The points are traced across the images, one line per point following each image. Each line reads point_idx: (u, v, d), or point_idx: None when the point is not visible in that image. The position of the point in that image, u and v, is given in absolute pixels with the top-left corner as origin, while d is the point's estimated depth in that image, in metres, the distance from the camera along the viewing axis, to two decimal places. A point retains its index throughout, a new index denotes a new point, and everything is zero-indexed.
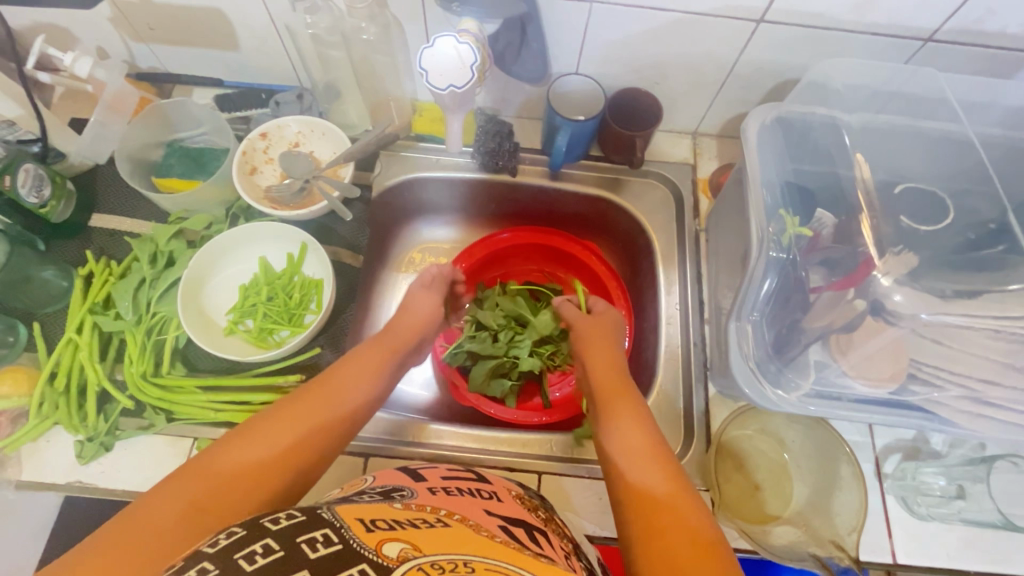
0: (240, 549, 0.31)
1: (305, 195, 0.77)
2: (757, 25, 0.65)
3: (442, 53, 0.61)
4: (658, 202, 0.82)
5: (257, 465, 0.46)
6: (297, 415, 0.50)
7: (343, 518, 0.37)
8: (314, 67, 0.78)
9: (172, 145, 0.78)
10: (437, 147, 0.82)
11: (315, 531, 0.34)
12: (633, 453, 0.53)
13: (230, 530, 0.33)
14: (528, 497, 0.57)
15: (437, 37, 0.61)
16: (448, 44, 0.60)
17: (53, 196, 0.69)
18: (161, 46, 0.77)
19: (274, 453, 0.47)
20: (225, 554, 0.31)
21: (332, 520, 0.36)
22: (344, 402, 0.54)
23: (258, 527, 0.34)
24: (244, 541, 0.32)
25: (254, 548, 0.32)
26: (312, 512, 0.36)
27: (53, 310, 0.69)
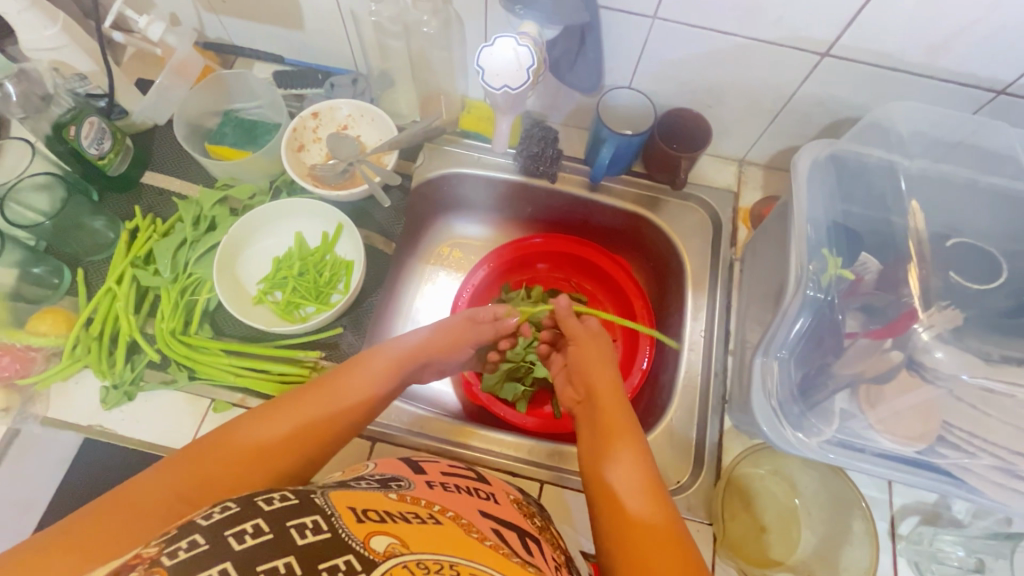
0: (231, 526, 0.32)
1: (347, 177, 0.78)
2: (821, 59, 0.64)
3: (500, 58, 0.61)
4: (694, 226, 0.82)
5: (240, 456, 0.45)
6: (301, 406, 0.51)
7: (334, 505, 0.37)
8: (372, 55, 0.80)
9: (227, 114, 0.81)
10: (481, 145, 0.83)
11: (306, 517, 0.34)
12: (627, 480, 0.48)
13: (224, 504, 0.34)
14: (525, 502, 0.56)
15: (496, 37, 0.61)
16: (508, 46, 0.61)
17: (110, 151, 0.72)
18: (229, 20, 0.79)
19: (249, 449, 0.46)
20: (215, 528, 0.32)
21: (323, 506, 0.36)
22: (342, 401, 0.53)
23: (251, 505, 0.34)
24: (237, 518, 0.33)
25: (244, 527, 0.32)
26: (306, 496, 0.37)
27: (97, 258, 0.72)
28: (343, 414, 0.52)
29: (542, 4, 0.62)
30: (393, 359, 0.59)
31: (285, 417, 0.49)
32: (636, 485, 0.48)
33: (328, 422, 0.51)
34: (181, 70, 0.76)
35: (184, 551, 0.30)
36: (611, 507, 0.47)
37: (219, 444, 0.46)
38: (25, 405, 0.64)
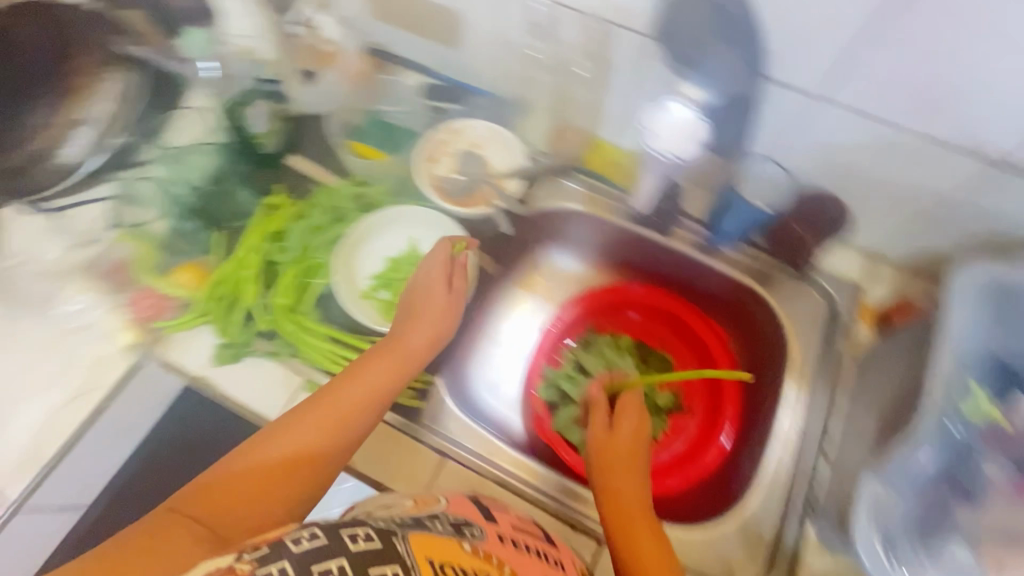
0: (319, 561, 0.41)
1: (468, 194, 0.82)
2: (995, 170, 0.60)
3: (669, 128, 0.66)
4: (807, 313, 0.78)
5: (280, 457, 0.51)
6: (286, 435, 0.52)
7: (414, 555, 0.44)
8: (516, 82, 0.83)
9: (372, 115, 0.86)
10: (602, 187, 0.84)
11: (390, 567, 0.42)
12: None
13: (312, 532, 0.43)
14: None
15: (677, 114, 0.65)
16: (689, 123, 0.65)
17: (269, 131, 0.81)
18: (388, 29, 0.83)
19: (286, 450, 0.51)
20: (306, 560, 0.41)
21: (404, 555, 0.44)
22: (331, 422, 0.54)
23: (339, 542, 0.43)
24: (328, 552, 0.42)
25: (330, 566, 0.41)
26: (388, 541, 0.45)
27: (234, 225, 0.78)
28: (330, 437, 0.53)
29: (712, 69, 0.60)
30: (408, 349, 0.63)
31: (284, 436, 0.52)
32: None
33: (314, 447, 0.52)
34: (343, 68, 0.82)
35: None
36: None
37: (257, 445, 0.51)
38: (151, 345, 0.70)
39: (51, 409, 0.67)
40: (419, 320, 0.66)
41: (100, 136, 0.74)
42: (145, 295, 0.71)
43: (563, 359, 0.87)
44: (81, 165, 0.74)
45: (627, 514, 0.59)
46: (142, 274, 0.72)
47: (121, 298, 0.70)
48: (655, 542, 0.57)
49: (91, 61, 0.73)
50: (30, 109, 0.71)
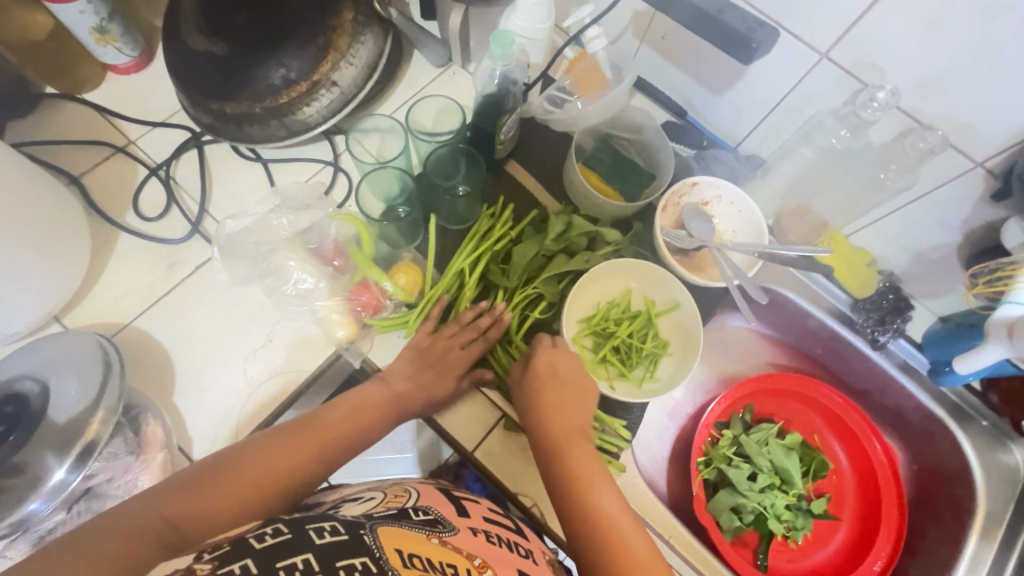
0: (283, 560, 0.41)
1: (692, 257, 0.77)
2: None
3: None
4: (1007, 470, 0.74)
5: (309, 444, 0.54)
6: (275, 453, 0.52)
7: (382, 546, 0.45)
8: (771, 148, 0.77)
9: (605, 140, 0.80)
10: (825, 281, 0.79)
11: (355, 559, 0.42)
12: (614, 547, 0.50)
13: (276, 530, 0.44)
14: (555, 566, 0.62)
15: None
16: None
17: (508, 139, 0.74)
18: (650, 54, 0.77)
19: (313, 446, 0.54)
20: (268, 560, 0.41)
21: (372, 546, 0.44)
22: (312, 445, 0.54)
23: (304, 537, 0.44)
24: (290, 550, 0.41)
25: (295, 561, 0.41)
26: (355, 534, 0.45)
27: (450, 228, 0.75)
28: (291, 450, 0.53)
29: None
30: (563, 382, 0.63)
31: (271, 454, 0.52)
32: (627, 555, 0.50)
33: (282, 452, 0.52)
34: (585, 82, 0.75)
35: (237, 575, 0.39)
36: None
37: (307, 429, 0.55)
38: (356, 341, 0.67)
39: (252, 382, 0.65)
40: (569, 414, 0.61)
41: (338, 102, 0.71)
42: (363, 288, 0.67)
43: (721, 433, 0.84)
44: (316, 126, 0.72)
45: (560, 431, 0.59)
46: (366, 267, 0.67)
47: (339, 286, 0.67)
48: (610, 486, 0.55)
49: (354, 21, 0.68)
50: (285, 59, 0.66)
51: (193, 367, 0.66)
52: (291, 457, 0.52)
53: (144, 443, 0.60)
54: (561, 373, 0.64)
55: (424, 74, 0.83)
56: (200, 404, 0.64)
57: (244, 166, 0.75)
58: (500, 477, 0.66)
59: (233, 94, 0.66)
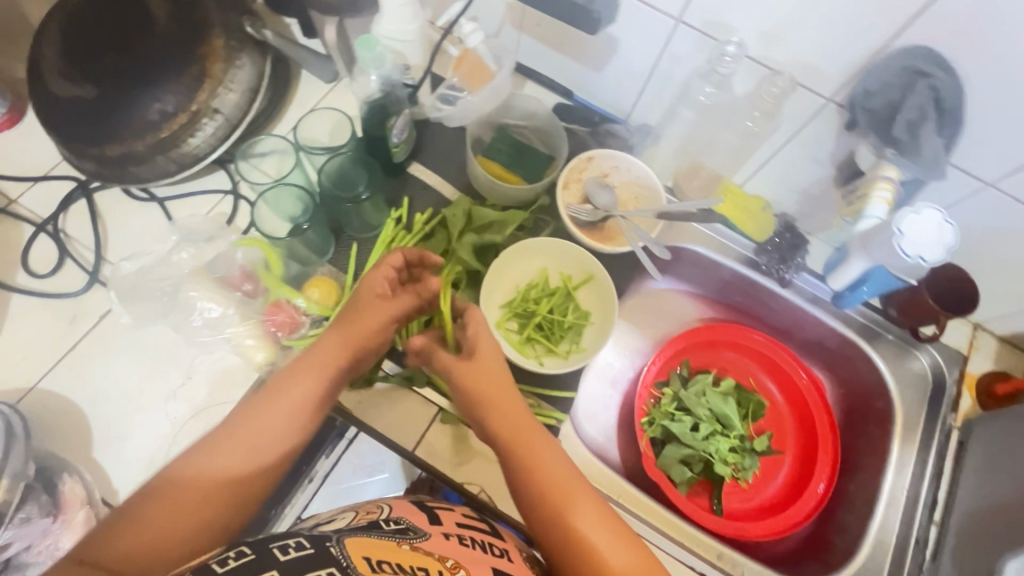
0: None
1: (600, 228, 0.81)
2: None
3: (929, 223, 0.61)
4: (915, 376, 0.81)
5: (242, 442, 0.51)
6: (210, 460, 0.49)
7: (348, 556, 0.45)
8: (657, 116, 0.81)
9: (501, 129, 0.82)
10: (727, 231, 0.84)
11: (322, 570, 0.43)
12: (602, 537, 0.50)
13: (239, 551, 0.44)
14: (536, 560, 0.58)
15: (923, 209, 0.62)
16: (936, 220, 0.62)
17: (404, 141, 0.74)
18: (530, 41, 0.80)
19: (251, 442, 0.51)
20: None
21: (339, 558, 0.45)
22: (248, 443, 0.51)
23: (267, 556, 0.43)
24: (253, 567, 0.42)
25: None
26: (321, 546, 0.46)
27: (362, 237, 0.75)
28: (225, 453, 0.50)
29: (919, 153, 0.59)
30: (504, 376, 0.61)
31: (204, 462, 0.49)
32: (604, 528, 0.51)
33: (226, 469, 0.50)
34: (472, 76, 0.78)
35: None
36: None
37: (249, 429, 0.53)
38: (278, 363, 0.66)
39: (175, 424, 0.64)
40: (518, 415, 0.58)
41: (226, 127, 0.71)
42: (276, 308, 0.65)
43: (663, 391, 0.87)
44: (207, 154, 0.71)
45: (513, 433, 0.57)
46: (277, 288, 0.66)
47: (252, 310, 0.66)
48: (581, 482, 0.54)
49: (226, 46, 0.68)
50: (160, 92, 0.65)
51: (109, 419, 0.63)
52: (227, 463, 0.50)
53: (61, 502, 0.58)
54: (494, 371, 0.60)
55: (315, 91, 0.83)
56: (122, 456, 0.62)
57: (138, 208, 0.73)
58: (444, 469, 0.66)
59: (109, 135, 0.65)
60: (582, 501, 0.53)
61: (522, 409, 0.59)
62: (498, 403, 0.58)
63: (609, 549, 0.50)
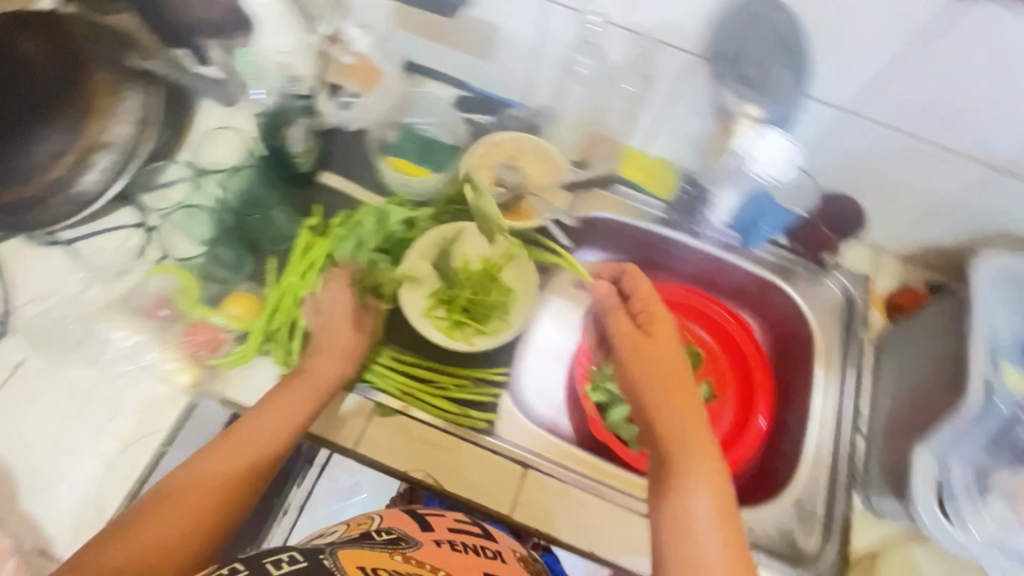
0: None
1: (515, 208, 0.82)
2: (998, 173, 0.69)
3: (773, 143, 0.72)
4: (829, 303, 0.85)
5: (231, 454, 0.56)
6: (204, 474, 0.54)
7: (343, 565, 0.45)
8: (552, 95, 0.85)
9: (404, 128, 0.84)
10: (636, 194, 0.87)
11: None
12: (698, 514, 0.51)
13: (234, 565, 0.42)
14: (527, 561, 0.64)
15: (764, 129, 0.71)
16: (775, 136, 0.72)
17: (305, 150, 0.77)
18: (420, 41, 0.83)
19: (240, 460, 0.56)
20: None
21: (334, 568, 0.44)
22: (235, 457, 0.56)
23: (262, 566, 0.42)
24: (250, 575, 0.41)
25: None
26: (315, 559, 0.45)
27: (278, 249, 0.76)
28: (217, 466, 0.55)
29: (776, 90, 0.68)
30: (656, 351, 0.62)
31: (193, 479, 0.54)
32: (712, 531, 0.50)
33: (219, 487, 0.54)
34: (361, 76, 0.81)
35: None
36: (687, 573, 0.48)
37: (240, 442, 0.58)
38: (206, 382, 0.66)
39: (104, 460, 0.63)
40: (683, 382, 0.59)
41: (122, 159, 0.70)
42: (196, 329, 0.67)
43: (606, 359, 0.88)
44: (103, 191, 0.69)
45: (656, 379, 0.59)
46: (192, 309, 0.68)
47: (172, 334, 0.67)
48: (700, 453, 0.54)
49: (109, 80, 0.68)
50: (45, 135, 0.65)
51: (31, 467, 0.62)
52: (215, 475, 0.55)
53: None
54: (658, 323, 0.65)
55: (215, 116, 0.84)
56: (49, 501, 0.61)
57: (44, 254, 0.72)
58: (389, 462, 0.67)
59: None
60: (700, 465, 0.53)
61: (675, 367, 0.61)
62: (653, 359, 0.61)
63: (705, 528, 0.50)
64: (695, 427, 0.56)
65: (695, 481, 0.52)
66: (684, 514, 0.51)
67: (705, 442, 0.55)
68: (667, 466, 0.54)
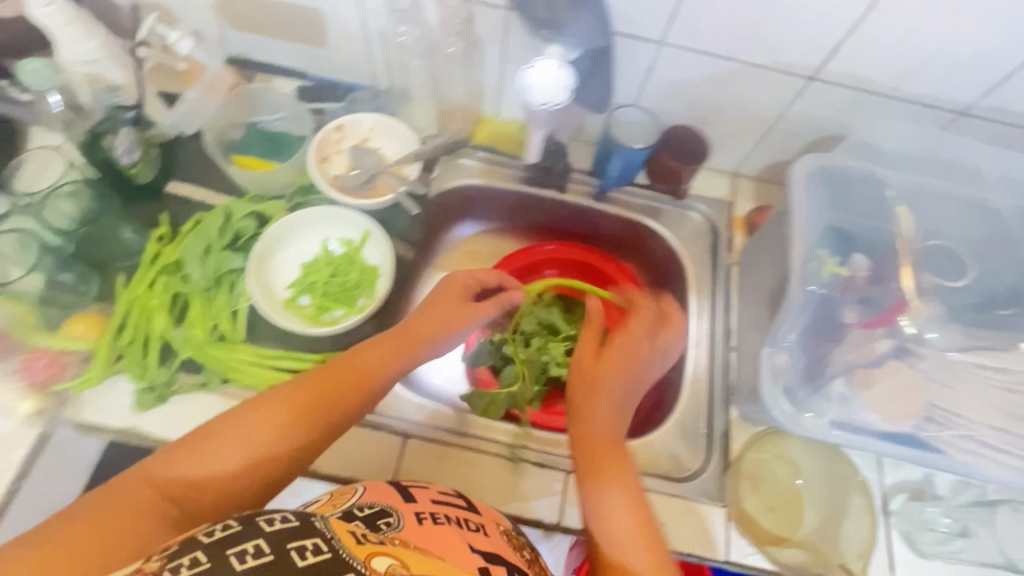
0: (231, 546, 0.36)
1: (369, 188, 0.81)
2: (808, 81, 0.72)
3: (545, 72, 0.68)
4: (694, 234, 0.88)
5: (302, 418, 0.50)
6: (230, 437, 0.48)
7: (334, 528, 0.40)
8: (393, 72, 0.85)
9: (249, 127, 0.82)
10: (496, 158, 0.88)
11: (308, 540, 0.38)
12: (615, 528, 0.51)
13: (226, 523, 0.39)
14: (514, 534, 0.57)
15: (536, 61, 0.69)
16: (548, 67, 0.68)
17: (141, 161, 0.74)
18: (254, 37, 0.83)
19: (295, 414, 0.50)
20: (218, 547, 0.36)
21: (323, 530, 0.40)
22: (305, 427, 0.51)
23: (254, 525, 0.38)
24: (238, 537, 0.37)
25: (246, 547, 0.36)
26: (306, 520, 0.40)
27: (126, 265, 0.72)
28: (276, 431, 0.49)
29: (573, 32, 0.69)
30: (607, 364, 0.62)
31: (231, 438, 0.48)
32: (628, 538, 0.50)
33: (264, 462, 0.48)
34: (212, 86, 0.80)
35: (187, 567, 0.34)
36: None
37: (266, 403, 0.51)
38: (58, 408, 0.64)
39: None
40: (606, 378, 0.61)
41: None
42: (37, 355, 0.65)
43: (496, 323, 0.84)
44: None
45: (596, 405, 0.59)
46: (32, 336, 0.66)
47: (12, 365, 0.65)
48: (619, 460, 0.55)
49: None
50: None
51: None
52: (265, 437, 0.49)
53: None
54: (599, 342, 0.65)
55: None
56: None
57: None
58: None
59: None
60: (614, 475, 0.53)
61: (621, 387, 0.61)
62: (605, 379, 0.61)
63: (610, 520, 0.51)
64: (618, 454, 0.55)
65: (620, 495, 0.52)
66: (609, 525, 0.51)
67: (624, 447, 0.56)
68: (595, 467, 0.55)
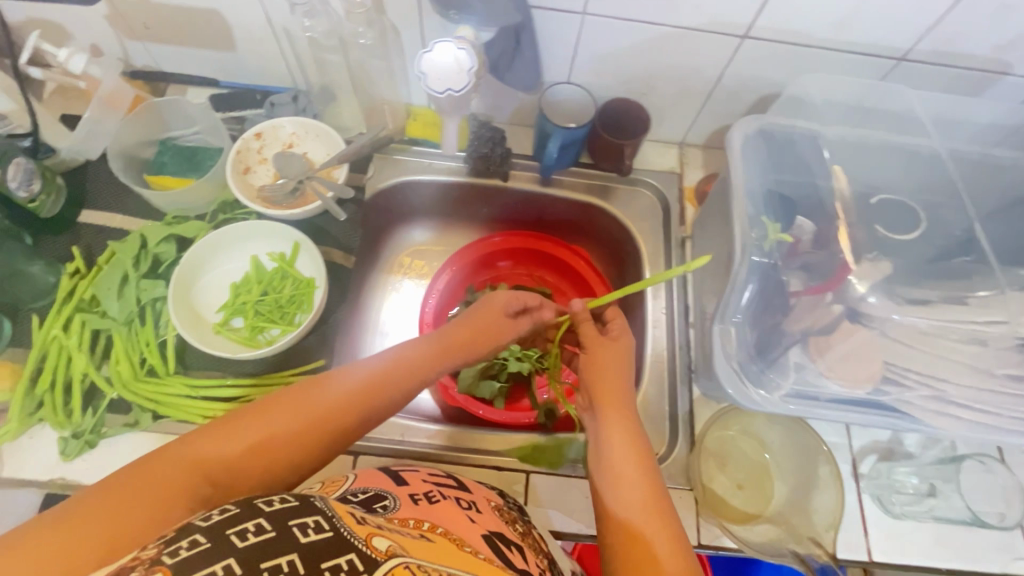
0: (233, 524, 0.31)
1: (299, 197, 0.77)
2: (741, 40, 0.68)
3: (444, 54, 0.64)
4: (645, 210, 0.84)
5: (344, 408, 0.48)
6: (283, 419, 0.45)
7: (335, 508, 0.36)
8: (311, 70, 0.80)
9: (163, 143, 0.78)
10: (431, 150, 0.83)
11: (308, 518, 0.33)
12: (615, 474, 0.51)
13: (224, 506, 0.33)
14: (507, 508, 0.55)
15: (436, 44, 0.64)
16: (448, 50, 0.64)
17: (44, 191, 0.70)
18: (156, 46, 0.77)
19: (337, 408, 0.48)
20: (217, 528, 0.30)
21: (324, 508, 0.35)
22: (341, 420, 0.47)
23: (253, 506, 0.33)
24: (238, 517, 0.32)
25: (246, 525, 0.31)
26: (306, 499, 0.36)
27: (38, 304, 0.68)
28: (320, 420, 0.46)
29: (478, 10, 0.65)
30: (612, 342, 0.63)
31: (273, 424, 0.45)
32: (626, 486, 0.50)
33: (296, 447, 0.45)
34: (109, 101, 0.75)
35: (185, 549, 0.29)
36: (627, 546, 0.46)
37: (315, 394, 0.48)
38: None
39: None
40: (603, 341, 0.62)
41: None
42: None
43: None
44: None
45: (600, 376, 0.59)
46: None
47: None
48: (622, 411, 0.56)
49: None
50: None
51: None
52: (306, 425, 0.46)
53: None
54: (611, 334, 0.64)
55: None
56: None
57: None
58: None
59: None
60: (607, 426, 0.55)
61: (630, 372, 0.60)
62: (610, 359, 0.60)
63: (624, 486, 0.50)
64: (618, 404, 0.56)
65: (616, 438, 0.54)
66: (619, 496, 0.50)
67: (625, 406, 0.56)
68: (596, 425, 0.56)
